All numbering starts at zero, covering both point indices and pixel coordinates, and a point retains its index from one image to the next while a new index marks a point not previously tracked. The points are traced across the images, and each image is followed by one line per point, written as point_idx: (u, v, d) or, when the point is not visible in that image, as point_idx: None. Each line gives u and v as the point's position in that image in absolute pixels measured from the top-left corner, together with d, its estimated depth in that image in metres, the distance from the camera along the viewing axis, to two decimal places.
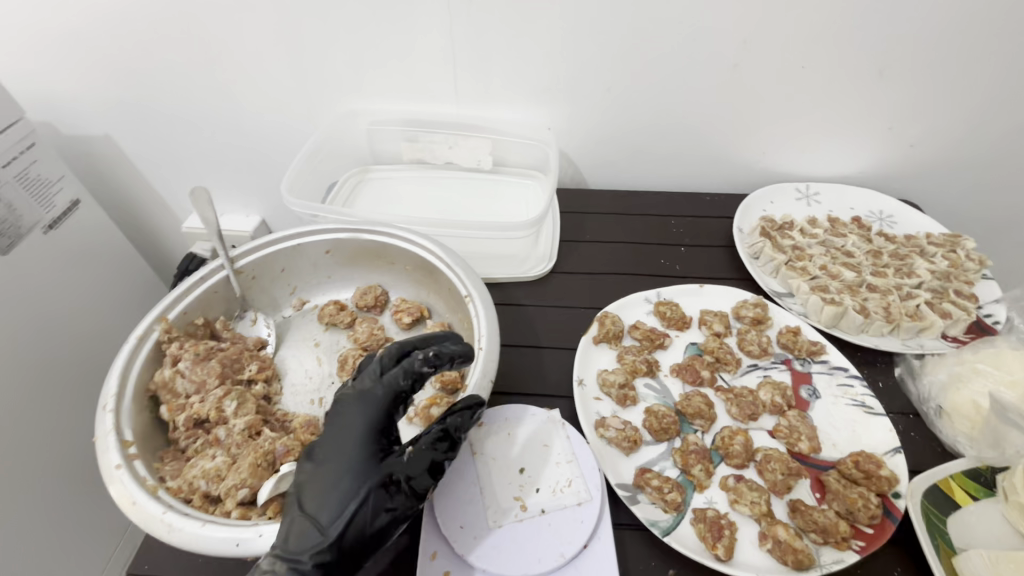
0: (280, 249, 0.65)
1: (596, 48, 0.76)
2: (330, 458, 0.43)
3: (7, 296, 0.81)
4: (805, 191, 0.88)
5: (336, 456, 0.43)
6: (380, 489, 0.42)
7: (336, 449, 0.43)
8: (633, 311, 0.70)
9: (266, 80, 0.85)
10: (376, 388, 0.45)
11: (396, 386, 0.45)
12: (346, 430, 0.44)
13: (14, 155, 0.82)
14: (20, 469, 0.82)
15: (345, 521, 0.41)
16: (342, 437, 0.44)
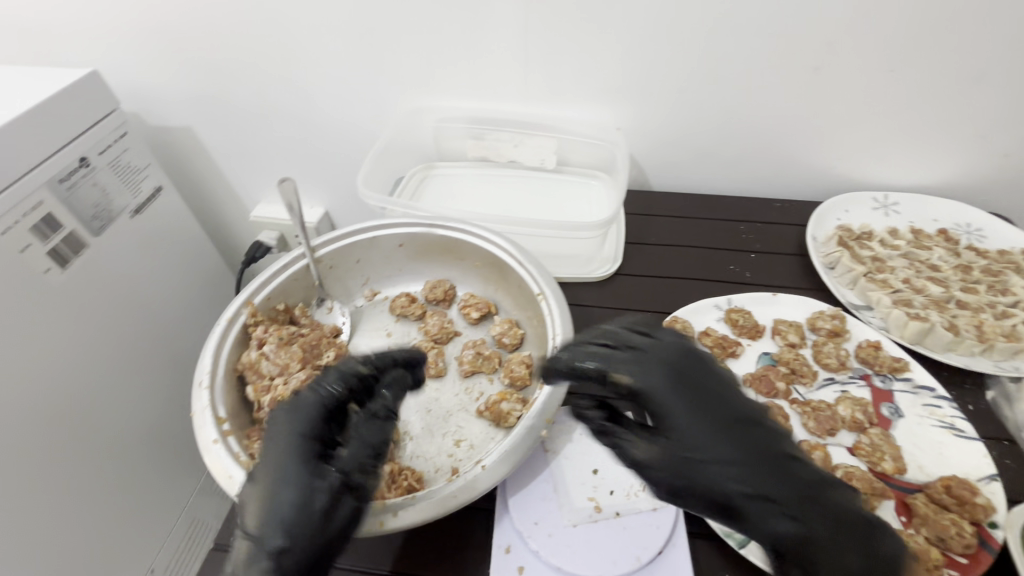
0: (356, 241, 0.67)
1: (672, 49, 0.75)
2: (273, 472, 0.42)
3: (98, 276, 0.86)
4: (883, 201, 0.84)
5: (280, 466, 0.42)
6: (324, 488, 0.41)
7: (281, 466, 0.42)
8: (703, 317, 0.69)
9: (341, 76, 0.87)
10: (308, 395, 0.46)
11: (330, 393, 0.46)
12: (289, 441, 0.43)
13: (107, 144, 0.88)
14: (104, 438, 0.87)
15: (298, 531, 0.40)
16: (281, 454, 0.43)
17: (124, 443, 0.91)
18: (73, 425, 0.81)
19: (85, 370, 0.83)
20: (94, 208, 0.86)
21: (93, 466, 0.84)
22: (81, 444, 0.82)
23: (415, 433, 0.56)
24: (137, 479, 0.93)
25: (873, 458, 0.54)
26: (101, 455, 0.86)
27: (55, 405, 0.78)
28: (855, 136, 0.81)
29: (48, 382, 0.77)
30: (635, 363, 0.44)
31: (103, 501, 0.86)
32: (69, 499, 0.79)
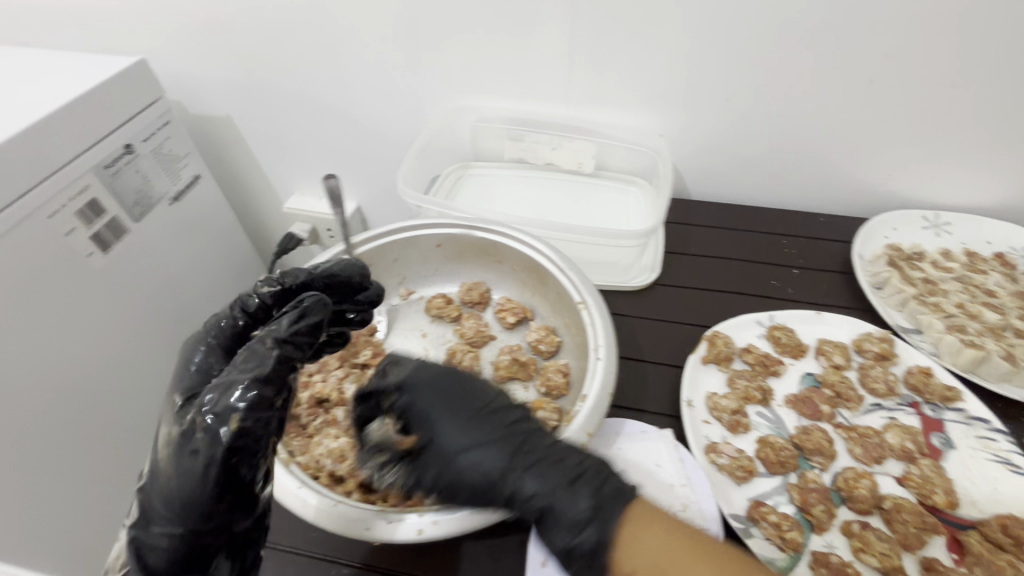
0: (396, 240, 0.67)
1: (723, 56, 0.73)
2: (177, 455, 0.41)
3: (136, 261, 0.88)
4: (935, 220, 0.81)
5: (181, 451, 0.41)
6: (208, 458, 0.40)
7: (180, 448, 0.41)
8: (744, 333, 0.67)
9: (382, 73, 0.87)
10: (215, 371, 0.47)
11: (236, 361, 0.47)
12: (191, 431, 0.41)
13: (151, 132, 0.89)
14: (135, 421, 0.88)
15: (184, 511, 0.41)
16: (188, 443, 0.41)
17: (154, 427, 0.93)
18: (107, 407, 0.82)
19: (119, 354, 0.85)
20: (136, 194, 0.87)
21: (123, 447, 0.85)
22: (114, 426, 0.84)
23: None
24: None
25: (923, 490, 0.52)
26: (131, 437, 0.87)
27: (91, 386, 0.79)
28: (909, 152, 0.78)
29: (85, 364, 0.78)
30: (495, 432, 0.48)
31: (132, 483, 0.88)
32: (100, 478, 0.81)
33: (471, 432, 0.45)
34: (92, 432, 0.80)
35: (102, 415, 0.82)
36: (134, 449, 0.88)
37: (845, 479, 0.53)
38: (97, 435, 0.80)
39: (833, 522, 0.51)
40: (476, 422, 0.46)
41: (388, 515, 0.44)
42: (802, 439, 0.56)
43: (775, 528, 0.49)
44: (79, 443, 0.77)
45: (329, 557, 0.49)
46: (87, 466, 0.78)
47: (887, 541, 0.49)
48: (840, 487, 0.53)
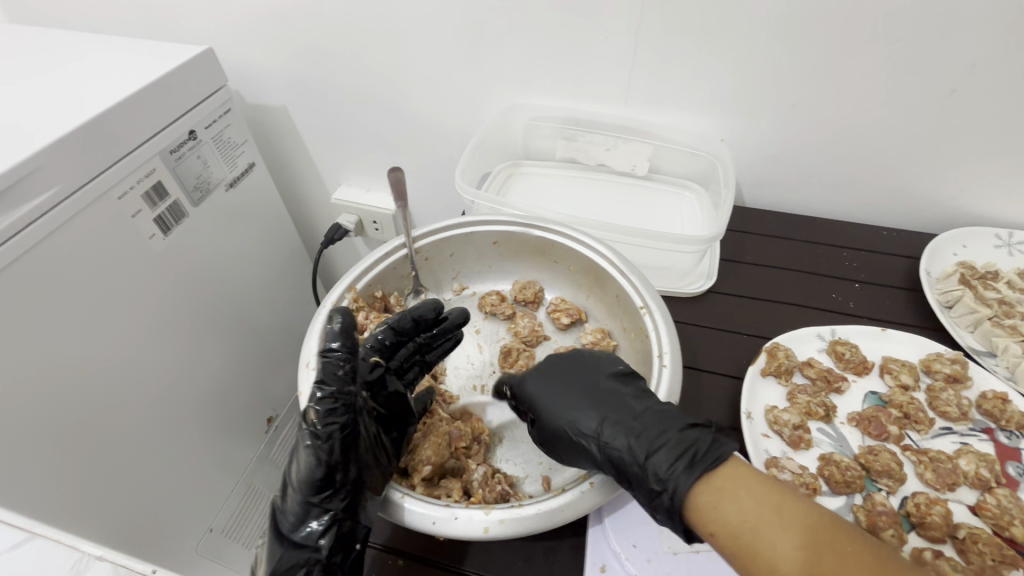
0: (455, 235, 0.67)
1: (793, 61, 0.71)
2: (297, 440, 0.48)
3: (195, 243, 0.90)
4: (1007, 238, 0.77)
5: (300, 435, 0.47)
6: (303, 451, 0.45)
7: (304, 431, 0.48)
8: (804, 347, 0.66)
9: (440, 68, 0.88)
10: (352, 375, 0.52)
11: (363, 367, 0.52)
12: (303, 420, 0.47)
13: (213, 119, 0.91)
14: (183, 400, 0.91)
15: (299, 489, 0.45)
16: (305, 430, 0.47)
17: (199, 406, 0.95)
18: (159, 385, 0.85)
19: (172, 334, 0.87)
20: (196, 179, 0.89)
21: (171, 424, 0.88)
22: (163, 403, 0.86)
23: (506, 436, 0.56)
24: (206, 442, 0.97)
25: (1000, 521, 0.50)
26: (179, 415, 0.90)
27: (147, 364, 0.82)
28: (985, 167, 0.75)
29: (142, 342, 0.81)
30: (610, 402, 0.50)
31: (178, 460, 0.90)
32: (150, 454, 0.83)
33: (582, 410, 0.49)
34: (144, 408, 0.82)
35: (155, 393, 0.84)
36: (180, 427, 0.90)
37: (916, 505, 0.51)
38: (148, 411, 0.82)
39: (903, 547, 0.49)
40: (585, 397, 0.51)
41: (455, 510, 0.43)
42: (869, 460, 0.54)
43: None
44: (133, 419, 0.79)
45: (385, 548, 0.49)
46: (138, 441, 0.80)
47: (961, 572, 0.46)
48: (910, 512, 0.51)
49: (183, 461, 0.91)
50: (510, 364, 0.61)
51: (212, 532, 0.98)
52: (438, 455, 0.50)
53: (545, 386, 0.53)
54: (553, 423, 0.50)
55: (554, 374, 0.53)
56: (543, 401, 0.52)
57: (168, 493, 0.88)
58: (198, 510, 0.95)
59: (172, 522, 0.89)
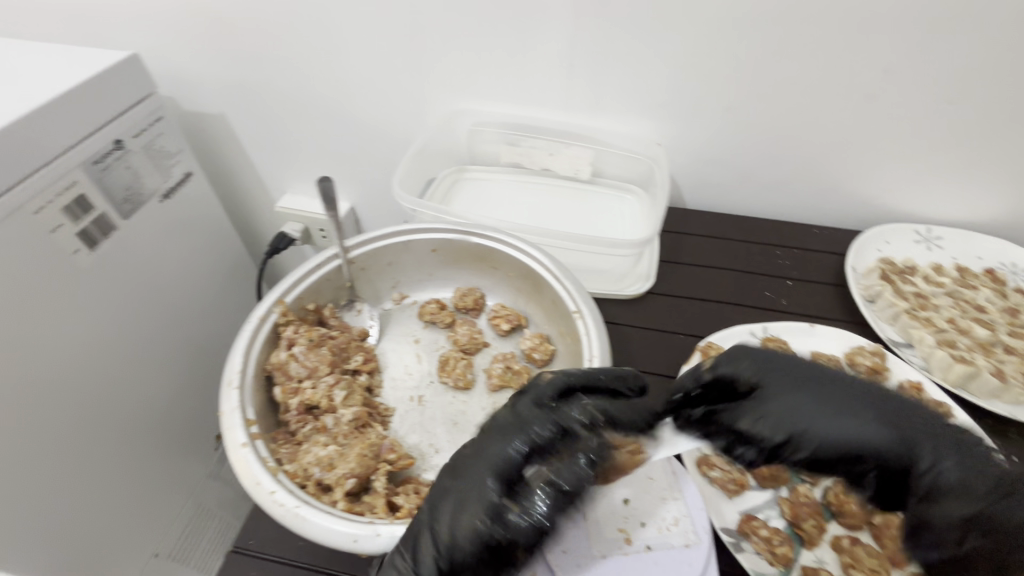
0: (391, 244, 0.66)
1: (724, 66, 0.73)
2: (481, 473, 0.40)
3: (128, 258, 0.86)
4: (926, 234, 0.81)
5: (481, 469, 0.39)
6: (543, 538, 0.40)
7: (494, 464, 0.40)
8: (738, 345, 0.67)
9: (380, 74, 0.86)
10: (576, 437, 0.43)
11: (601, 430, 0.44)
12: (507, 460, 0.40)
13: (143, 127, 0.87)
14: (124, 422, 0.87)
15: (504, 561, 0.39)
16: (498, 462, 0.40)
17: (141, 427, 0.91)
18: (96, 409, 0.81)
19: (107, 354, 0.83)
20: (125, 190, 0.85)
21: (111, 448, 0.84)
22: (101, 427, 0.82)
23: (442, 447, 0.55)
24: (151, 464, 0.93)
25: None
26: (119, 438, 0.86)
27: (81, 387, 0.78)
28: (903, 166, 0.78)
29: (73, 364, 0.77)
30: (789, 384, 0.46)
31: (118, 485, 0.86)
32: (87, 480, 0.80)
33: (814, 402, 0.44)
34: (81, 434, 0.79)
35: (91, 417, 0.80)
36: (120, 451, 0.87)
37: (834, 494, 0.53)
38: (83, 436, 0.79)
39: (823, 536, 0.51)
40: (865, 395, 0.45)
41: (378, 526, 0.42)
42: None
43: (766, 542, 0.49)
44: (66, 445, 0.76)
45: (314, 568, 0.47)
46: (73, 468, 0.77)
47: (875, 557, 0.49)
48: (830, 501, 0.53)
49: (124, 485, 0.88)
50: (448, 374, 0.60)
51: (157, 557, 0.97)
52: (362, 467, 0.48)
53: (770, 371, 0.47)
54: (805, 428, 0.44)
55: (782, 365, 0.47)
56: (773, 387, 0.46)
57: (108, 519, 0.85)
58: (142, 536, 0.93)
59: (113, 547, 0.86)
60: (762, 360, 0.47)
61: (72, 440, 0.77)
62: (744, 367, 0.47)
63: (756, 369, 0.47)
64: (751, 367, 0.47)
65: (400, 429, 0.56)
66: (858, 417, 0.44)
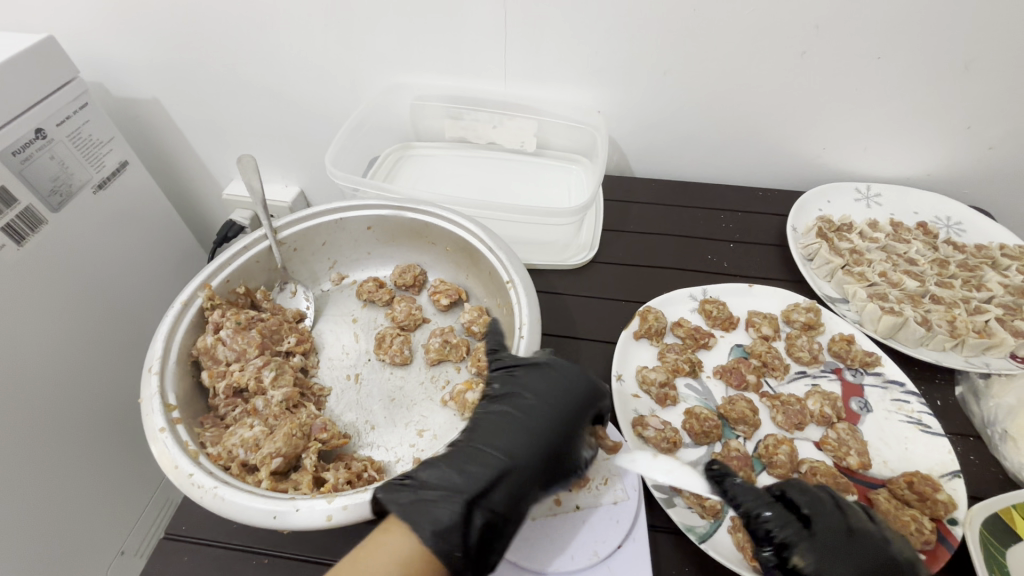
0: (323, 222, 0.65)
1: (660, 28, 0.72)
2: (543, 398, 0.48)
3: (66, 260, 0.80)
4: (865, 191, 0.83)
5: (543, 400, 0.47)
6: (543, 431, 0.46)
7: (550, 390, 0.48)
8: (677, 308, 0.68)
9: (314, 50, 0.83)
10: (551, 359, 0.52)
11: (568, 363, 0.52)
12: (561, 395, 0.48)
13: (67, 115, 0.78)
14: (81, 418, 0.83)
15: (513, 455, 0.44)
16: (557, 389, 0.48)
17: (105, 422, 0.88)
18: (48, 407, 0.76)
19: (49, 355, 0.77)
20: (52, 181, 0.77)
21: (68, 448, 0.80)
22: (57, 427, 0.78)
23: (379, 423, 0.55)
24: (119, 460, 0.90)
25: (839, 453, 0.54)
26: (75, 435, 0.82)
27: (26, 389, 0.73)
28: (839, 125, 0.79)
29: (15, 370, 0.71)
30: (834, 561, 0.42)
31: (80, 485, 0.83)
32: (47, 481, 0.76)
33: None
34: (31, 435, 0.74)
35: (42, 421, 0.75)
36: (82, 450, 0.83)
37: (766, 446, 0.55)
38: (38, 437, 0.75)
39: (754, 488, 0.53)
40: None
41: (298, 502, 0.42)
42: (727, 409, 0.57)
43: (696, 496, 0.49)
44: (18, 447, 0.72)
45: (241, 547, 0.47)
46: (30, 471, 0.73)
47: None
48: (761, 453, 0.55)
49: (85, 484, 0.84)
50: (383, 351, 0.60)
51: (123, 555, 0.92)
52: (290, 446, 0.48)
53: (840, 552, 0.42)
54: None
55: (872, 570, 0.41)
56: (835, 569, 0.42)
57: (73, 519, 0.82)
58: (110, 533, 0.90)
59: (79, 548, 0.83)
60: (857, 558, 0.42)
61: (22, 443, 0.72)
62: (826, 562, 0.42)
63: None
64: (833, 560, 0.42)
65: (335, 408, 0.56)
66: None
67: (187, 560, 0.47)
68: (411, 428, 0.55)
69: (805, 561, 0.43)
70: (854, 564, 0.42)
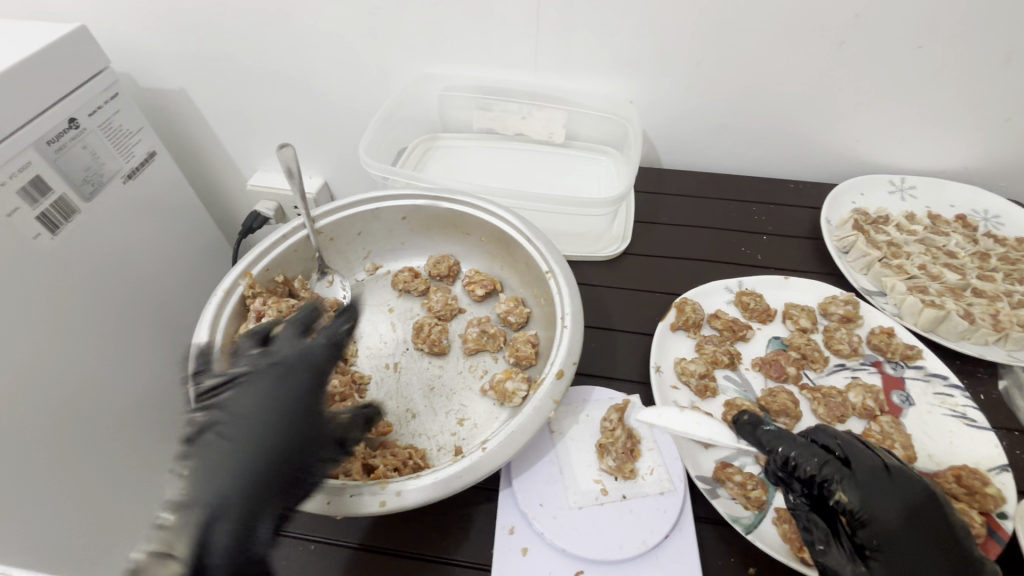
0: (359, 212, 0.65)
1: (694, 17, 0.71)
2: (235, 403, 0.43)
3: (97, 250, 0.80)
4: (900, 184, 0.81)
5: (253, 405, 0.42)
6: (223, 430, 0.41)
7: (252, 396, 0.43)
8: (713, 300, 0.68)
9: (343, 39, 0.83)
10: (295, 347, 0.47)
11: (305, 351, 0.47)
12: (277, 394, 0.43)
13: (98, 104, 0.79)
14: (112, 407, 0.84)
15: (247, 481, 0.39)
16: (261, 391, 0.43)
17: (134, 411, 0.88)
18: (82, 395, 0.77)
19: (82, 346, 0.78)
20: (84, 170, 0.78)
21: (99, 437, 0.81)
22: (87, 416, 0.79)
23: (420, 411, 0.55)
24: (146, 449, 0.91)
25: (883, 446, 0.54)
26: (107, 424, 0.83)
27: (61, 378, 0.74)
28: (876, 116, 0.78)
29: (50, 362, 0.72)
30: (874, 493, 0.44)
31: (111, 473, 0.84)
32: (79, 468, 0.77)
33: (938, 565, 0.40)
34: (64, 424, 0.75)
35: (73, 411, 0.76)
36: (112, 438, 0.84)
37: None
38: (70, 425, 0.76)
39: None
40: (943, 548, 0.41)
41: (350, 488, 0.43)
42: (768, 401, 0.57)
43: (740, 487, 0.49)
44: (51, 435, 0.72)
45: (289, 533, 0.48)
46: (63, 458, 0.74)
47: None
48: None
49: (116, 473, 0.85)
50: (421, 340, 0.61)
51: None
52: None
53: (878, 483, 0.44)
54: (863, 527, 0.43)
55: (913, 507, 0.43)
56: (877, 499, 0.43)
57: (104, 506, 0.83)
58: (140, 518, 0.91)
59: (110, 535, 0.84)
60: (895, 488, 0.44)
61: (56, 431, 0.73)
62: (868, 495, 0.44)
63: (891, 522, 0.42)
64: (875, 496, 0.44)
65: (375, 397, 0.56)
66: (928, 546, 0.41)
67: None
68: (451, 417, 0.55)
69: (846, 493, 0.44)
70: (895, 492, 0.43)
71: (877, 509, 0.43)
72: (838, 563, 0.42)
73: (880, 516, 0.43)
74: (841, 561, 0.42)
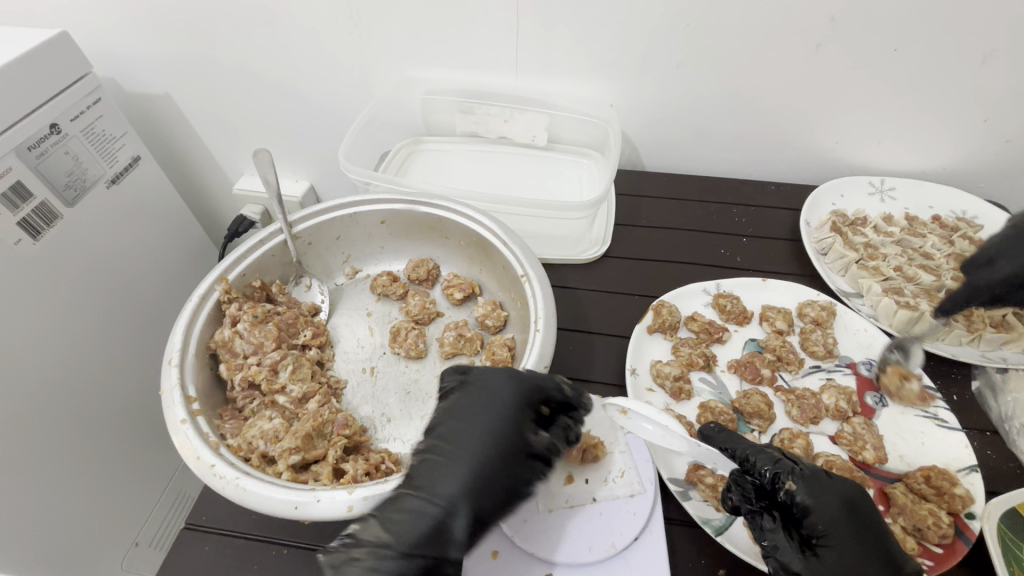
0: (337, 216, 0.66)
1: (671, 22, 0.71)
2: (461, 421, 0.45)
3: (83, 256, 0.81)
4: (879, 186, 0.82)
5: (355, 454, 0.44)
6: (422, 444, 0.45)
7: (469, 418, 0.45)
8: (691, 302, 0.68)
9: (324, 42, 0.83)
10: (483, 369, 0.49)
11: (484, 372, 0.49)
12: (491, 411, 0.45)
13: (81, 110, 0.79)
14: (93, 415, 0.83)
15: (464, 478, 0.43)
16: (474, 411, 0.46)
17: (116, 416, 0.88)
18: (63, 404, 0.77)
19: (63, 350, 0.77)
20: (67, 175, 0.78)
21: (79, 444, 0.80)
22: (69, 421, 0.78)
23: (396, 415, 0.56)
24: (131, 453, 0.91)
25: (855, 447, 0.54)
26: (85, 432, 0.81)
27: (41, 385, 0.74)
28: (854, 117, 0.78)
29: (31, 369, 0.72)
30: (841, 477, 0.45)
31: (95, 477, 0.83)
32: (63, 473, 0.77)
33: (863, 538, 0.42)
34: (47, 430, 0.74)
35: (53, 418, 0.75)
36: (95, 444, 0.83)
37: (781, 440, 0.55)
38: (53, 431, 0.75)
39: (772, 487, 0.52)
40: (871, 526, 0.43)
41: (318, 493, 0.43)
42: (742, 403, 0.58)
43: (712, 489, 0.49)
44: (35, 440, 0.72)
45: (262, 538, 0.48)
46: (45, 461, 0.74)
47: None
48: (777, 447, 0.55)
49: (98, 480, 0.84)
50: (398, 345, 0.61)
51: (137, 546, 0.93)
52: (308, 445, 0.49)
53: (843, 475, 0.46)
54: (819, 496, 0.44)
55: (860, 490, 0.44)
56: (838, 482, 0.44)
57: (88, 515, 0.82)
58: (124, 525, 0.90)
59: (91, 541, 0.83)
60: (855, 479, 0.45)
61: (34, 437, 0.72)
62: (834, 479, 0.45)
63: (835, 515, 0.43)
64: (835, 478, 0.45)
65: (352, 401, 0.57)
66: (866, 524, 0.43)
67: (206, 550, 0.48)
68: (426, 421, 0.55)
69: (797, 487, 0.44)
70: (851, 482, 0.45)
71: (833, 485, 0.44)
72: (787, 556, 0.43)
73: (837, 486, 0.44)
74: (790, 557, 0.43)
